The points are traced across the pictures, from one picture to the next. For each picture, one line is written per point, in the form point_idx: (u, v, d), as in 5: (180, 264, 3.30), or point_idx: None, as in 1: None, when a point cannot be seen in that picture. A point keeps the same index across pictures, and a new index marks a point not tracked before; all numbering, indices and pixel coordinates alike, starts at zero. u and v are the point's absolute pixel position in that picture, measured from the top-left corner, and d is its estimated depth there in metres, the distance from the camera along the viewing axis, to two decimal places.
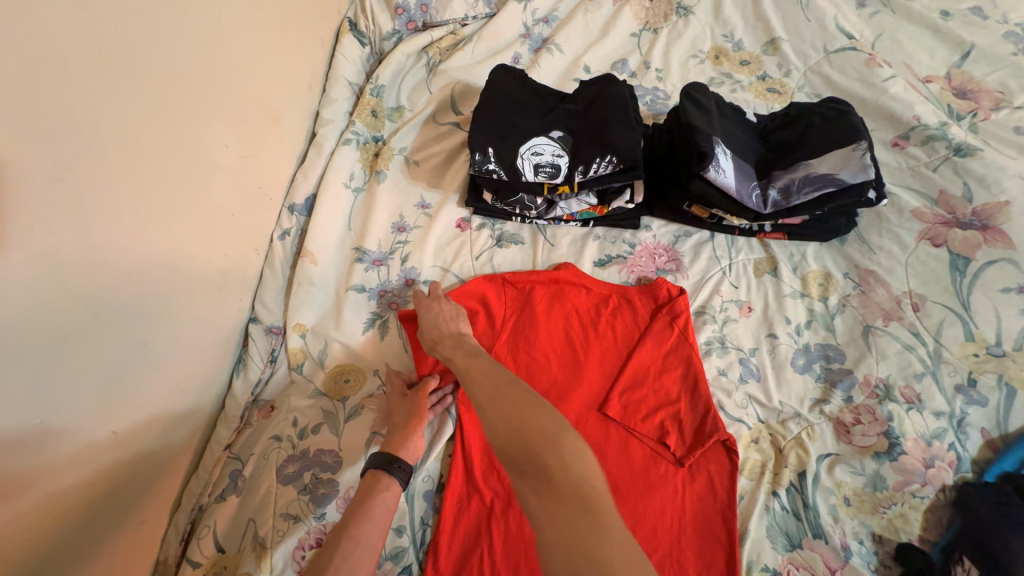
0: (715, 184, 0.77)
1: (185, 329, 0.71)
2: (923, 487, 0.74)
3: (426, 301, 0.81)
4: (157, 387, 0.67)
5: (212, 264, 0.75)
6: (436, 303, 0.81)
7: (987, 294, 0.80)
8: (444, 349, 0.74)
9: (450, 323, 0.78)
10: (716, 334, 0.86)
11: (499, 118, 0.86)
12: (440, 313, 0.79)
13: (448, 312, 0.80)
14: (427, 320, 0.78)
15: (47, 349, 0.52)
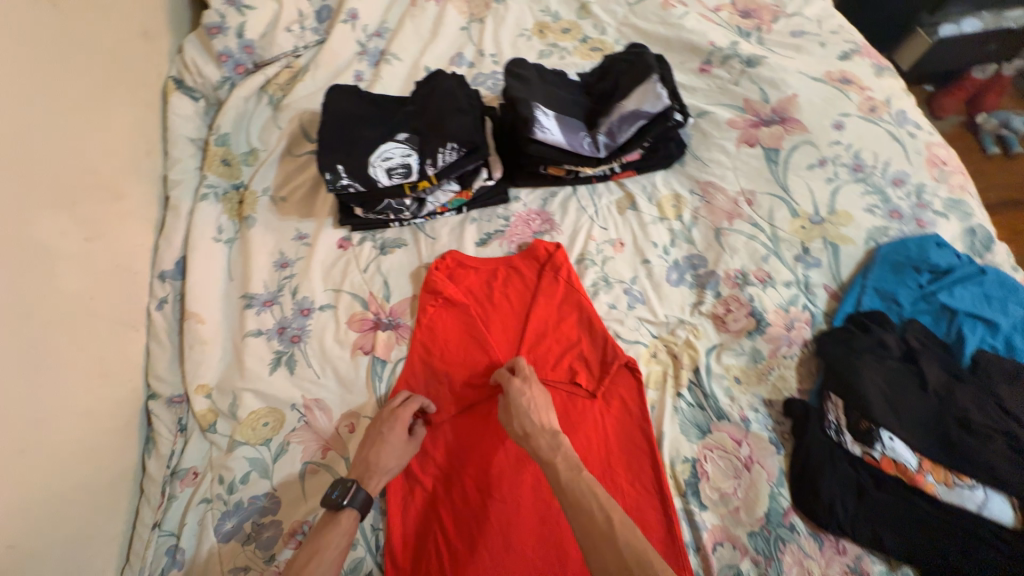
0: (547, 143, 0.85)
1: (70, 423, 0.70)
2: (791, 347, 0.86)
3: (517, 388, 0.77)
4: (55, 489, 0.66)
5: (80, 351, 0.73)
6: (526, 398, 0.76)
7: (798, 174, 0.94)
8: (543, 452, 0.68)
9: (543, 417, 0.74)
10: (599, 275, 0.94)
11: (343, 135, 0.89)
12: (534, 401, 0.75)
13: (540, 403, 0.76)
14: (520, 409, 0.74)
15: None
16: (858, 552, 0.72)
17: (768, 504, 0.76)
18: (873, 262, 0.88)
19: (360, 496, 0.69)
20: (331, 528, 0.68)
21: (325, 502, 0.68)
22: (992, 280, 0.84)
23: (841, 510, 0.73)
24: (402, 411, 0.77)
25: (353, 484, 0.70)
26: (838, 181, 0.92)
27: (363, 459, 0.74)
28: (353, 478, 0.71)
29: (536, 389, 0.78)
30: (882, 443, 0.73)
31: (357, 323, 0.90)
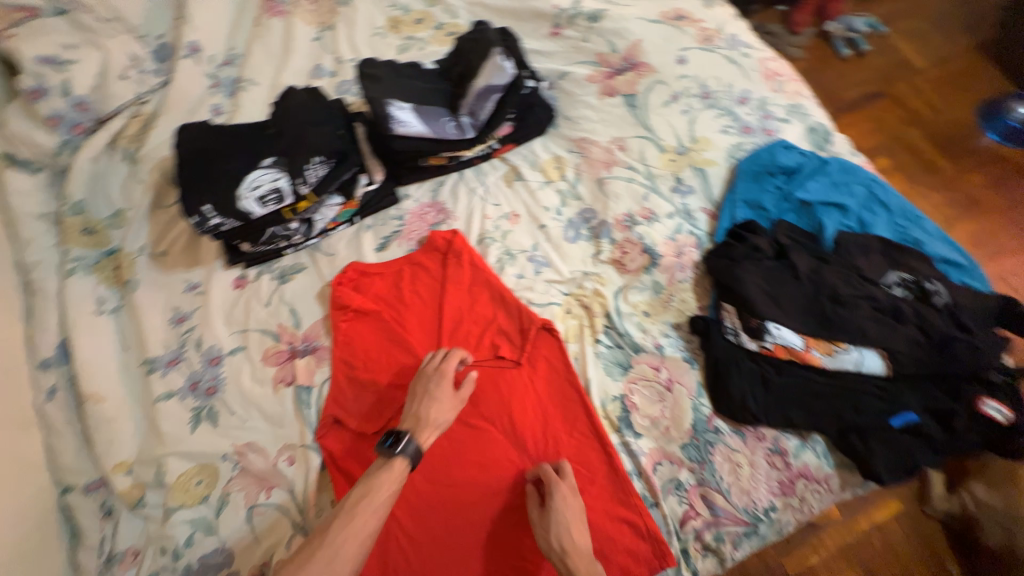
0: (408, 135, 0.87)
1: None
2: (684, 271, 0.93)
3: (559, 497, 0.72)
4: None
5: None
6: (565, 509, 0.72)
7: (657, 112, 1.01)
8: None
9: (582, 536, 0.71)
10: (502, 250, 0.97)
11: (202, 173, 0.85)
12: (569, 514, 0.71)
13: (578, 515, 0.72)
14: (559, 519, 0.71)
15: None
16: (774, 434, 0.80)
17: (692, 415, 0.82)
18: (736, 177, 0.96)
19: (413, 445, 0.73)
20: (383, 471, 0.71)
21: (378, 447, 0.73)
22: (835, 168, 0.95)
23: (753, 402, 0.80)
24: (450, 367, 0.81)
25: (406, 433, 0.74)
26: (692, 111, 1.00)
27: (413, 413, 0.77)
28: (407, 429, 0.75)
29: (573, 497, 0.73)
30: (771, 333, 0.81)
31: (272, 358, 0.87)
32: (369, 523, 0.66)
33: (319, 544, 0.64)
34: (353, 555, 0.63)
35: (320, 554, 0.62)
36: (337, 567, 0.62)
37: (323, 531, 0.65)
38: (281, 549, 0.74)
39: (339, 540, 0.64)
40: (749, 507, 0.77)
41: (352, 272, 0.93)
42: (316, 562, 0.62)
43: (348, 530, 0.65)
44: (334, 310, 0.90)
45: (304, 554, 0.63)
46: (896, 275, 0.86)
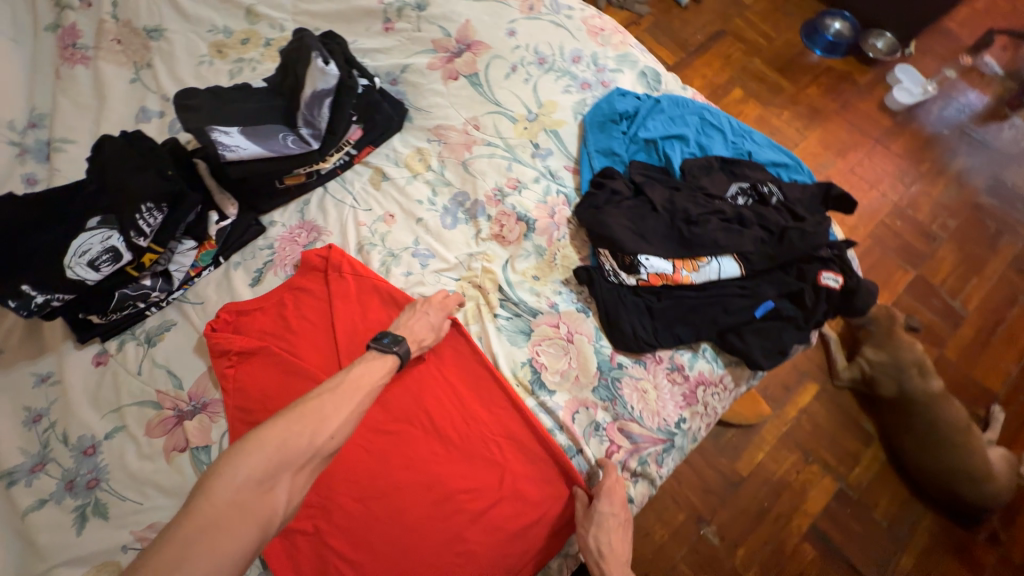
0: (243, 159, 0.85)
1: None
2: (560, 230, 0.97)
3: (603, 513, 0.75)
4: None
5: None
6: (612, 516, 0.75)
7: (501, 86, 1.04)
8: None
9: (619, 549, 0.75)
10: (384, 252, 0.95)
11: (9, 251, 0.75)
12: (609, 530, 0.75)
13: (619, 526, 0.76)
14: (605, 530, 0.75)
15: None
16: (669, 353, 0.87)
17: (596, 359, 0.87)
18: (585, 131, 1.01)
19: (406, 349, 0.78)
20: (378, 360, 0.75)
21: (376, 341, 0.77)
22: (667, 104, 1.03)
23: (643, 331, 0.86)
24: (449, 304, 0.88)
25: (402, 339, 0.79)
26: (533, 78, 1.04)
27: (403, 323, 0.83)
28: (402, 334, 0.81)
29: (619, 509, 0.76)
30: (644, 266, 0.87)
31: (158, 429, 0.80)
32: (368, 394, 0.70)
33: (324, 400, 0.65)
34: (353, 415, 0.66)
35: (323, 405, 0.64)
36: (339, 419, 0.64)
37: (330, 388, 0.67)
38: None
39: (343, 400, 0.67)
40: (662, 425, 0.83)
41: (228, 310, 0.87)
42: (323, 414, 0.64)
43: (351, 393, 0.68)
44: (216, 356, 0.84)
45: (313, 401, 0.65)
46: (736, 187, 0.96)
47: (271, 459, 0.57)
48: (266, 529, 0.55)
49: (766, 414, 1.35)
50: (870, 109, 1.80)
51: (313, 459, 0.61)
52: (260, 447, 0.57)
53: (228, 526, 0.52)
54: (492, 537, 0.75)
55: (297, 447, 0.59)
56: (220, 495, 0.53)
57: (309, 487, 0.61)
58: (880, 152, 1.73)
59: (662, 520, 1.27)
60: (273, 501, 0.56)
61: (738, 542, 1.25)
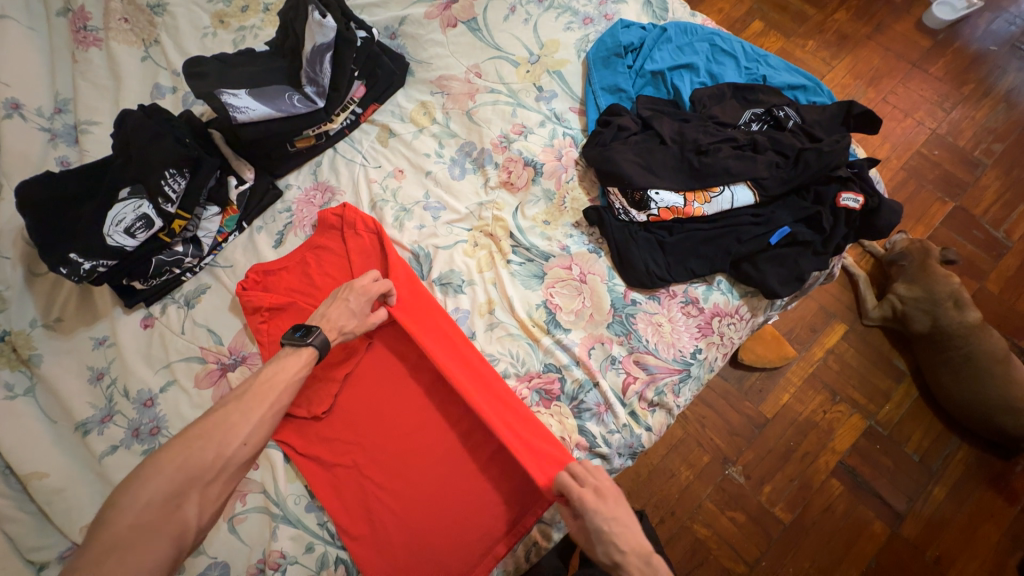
0: (254, 119, 0.88)
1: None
2: (568, 172, 0.97)
3: (593, 512, 0.66)
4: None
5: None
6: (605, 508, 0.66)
7: (500, 29, 1.02)
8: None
9: (632, 541, 0.64)
10: (396, 208, 0.97)
11: (57, 223, 0.82)
12: (612, 522, 0.65)
13: (622, 517, 0.66)
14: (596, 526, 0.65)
15: None
16: (683, 287, 0.88)
17: (609, 296, 0.88)
18: (590, 68, 0.99)
19: (321, 338, 0.76)
20: (291, 358, 0.75)
21: (289, 337, 0.76)
22: (674, 32, 0.99)
23: (655, 266, 0.86)
24: (373, 287, 0.82)
25: (317, 328, 0.77)
26: (533, 18, 1.02)
27: (323, 313, 0.80)
28: (318, 324, 0.78)
29: (612, 500, 0.67)
30: (653, 201, 0.87)
31: (205, 381, 0.87)
32: (280, 395, 0.72)
33: (227, 413, 0.68)
34: (261, 421, 0.69)
35: (227, 418, 0.67)
36: (244, 429, 0.67)
37: (233, 400, 0.70)
38: (272, 543, 0.76)
39: (247, 409, 0.69)
40: (678, 356, 0.85)
41: (258, 267, 0.92)
42: (226, 427, 0.66)
43: (255, 401, 0.70)
44: (246, 313, 0.89)
45: (215, 417, 0.67)
46: (749, 113, 0.92)
47: (173, 479, 0.61)
48: (180, 540, 0.60)
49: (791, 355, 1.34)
50: (907, 30, 1.66)
51: (221, 471, 0.65)
52: (161, 469, 0.61)
53: (136, 545, 0.57)
54: (491, 487, 0.78)
55: (201, 463, 0.63)
56: (122, 520, 0.57)
57: (224, 498, 0.65)
58: (917, 76, 1.61)
59: (687, 461, 1.30)
60: (182, 517, 0.60)
61: (763, 480, 1.27)
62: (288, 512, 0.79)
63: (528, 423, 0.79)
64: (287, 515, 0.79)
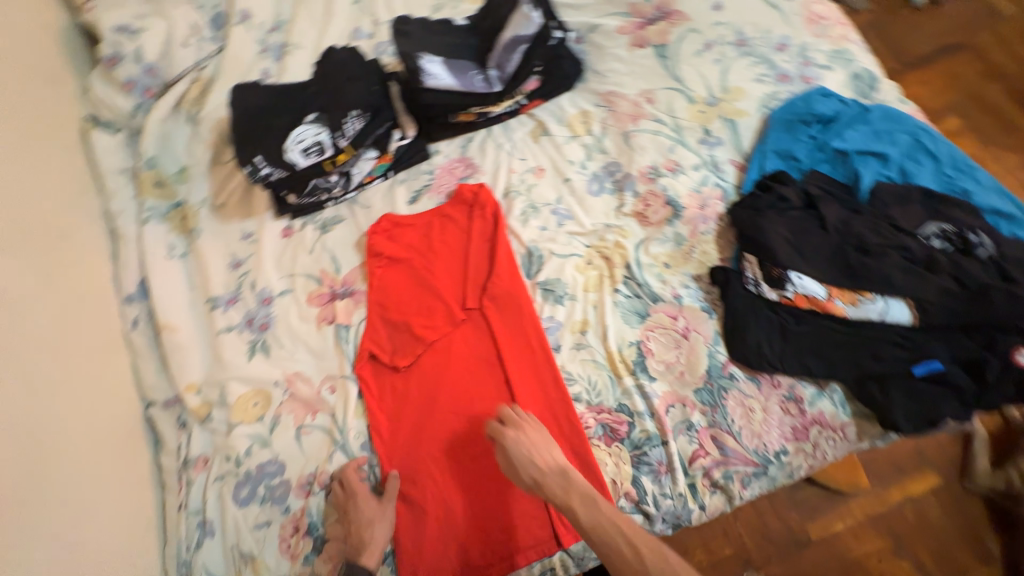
0: (439, 88, 0.95)
1: (62, 428, 0.78)
2: (708, 223, 0.93)
3: (512, 440, 0.76)
4: (69, 486, 0.75)
5: (60, 368, 0.82)
6: (525, 446, 0.75)
7: (689, 63, 1.00)
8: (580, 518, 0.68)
9: (547, 461, 0.74)
10: (527, 203, 1.00)
11: (252, 128, 0.95)
12: (533, 448, 0.75)
13: (539, 444, 0.76)
14: (522, 459, 0.74)
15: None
16: (790, 382, 0.82)
17: (707, 362, 0.84)
18: (769, 127, 0.94)
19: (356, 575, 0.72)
20: None
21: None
22: (878, 116, 0.91)
23: (768, 349, 0.81)
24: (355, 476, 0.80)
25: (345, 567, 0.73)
26: (725, 60, 0.99)
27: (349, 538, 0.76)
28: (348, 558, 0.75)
29: (531, 433, 0.77)
30: (792, 283, 0.81)
31: (316, 299, 0.97)
32: None
33: None
34: None
35: None
36: None
37: None
38: (326, 464, 0.83)
39: None
40: (760, 449, 0.79)
41: (392, 215, 1.00)
42: None
43: None
44: (366, 254, 0.98)
45: None
46: (935, 227, 0.82)
47: None
48: None
49: (861, 486, 1.21)
50: None
51: None
52: None
53: None
54: (527, 501, 0.79)
55: None
56: None
57: None
58: None
59: (706, 545, 1.21)
60: None
61: None
62: (346, 445, 0.85)
63: (574, 441, 0.82)
64: (345, 446, 0.85)
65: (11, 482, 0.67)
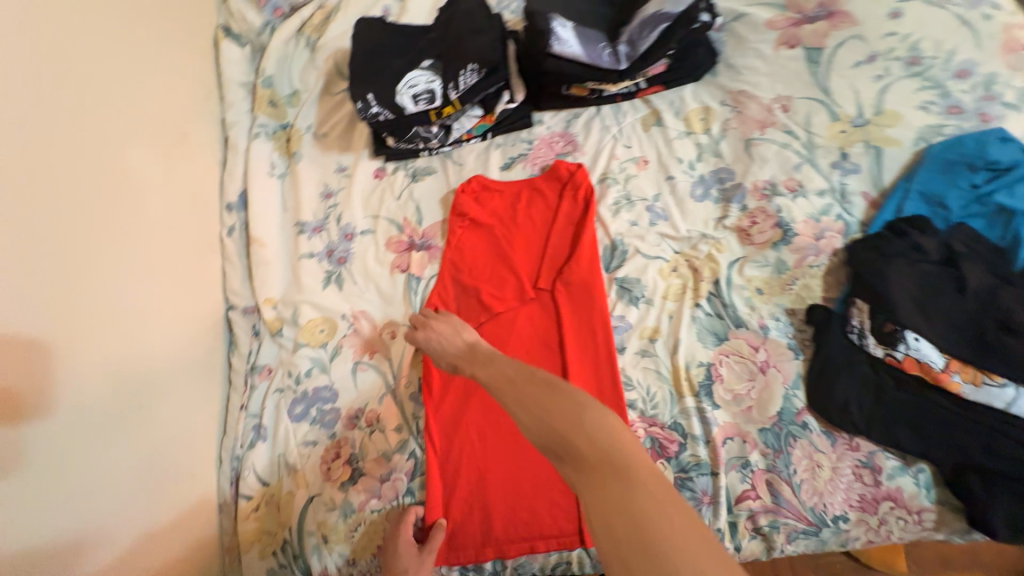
0: (565, 56, 0.89)
1: (158, 312, 0.86)
2: (819, 257, 0.84)
3: (422, 337, 0.81)
4: (158, 364, 0.83)
5: (165, 257, 0.90)
6: (430, 334, 0.81)
7: (843, 74, 0.88)
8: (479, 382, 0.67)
9: (455, 343, 0.78)
10: (621, 193, 0.95)
11: (368, 66, 0.98)
12: (442, 336, 0.80)
13: (445, 331, 0.81)
14: (434, 349, 0.79)
15: (75, 338, 0.71)
16: (872, 448, 0.74)
17: (781, 404, 0.78)
18: (921, 163, 0.82)
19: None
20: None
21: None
22: None
23: (855, 408, 0.74)
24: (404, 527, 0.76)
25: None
26: (888, 78, 0.86)
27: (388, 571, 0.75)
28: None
29: (439, 325, 0.82)
30: (906, 344, 0.72)
31: (394, 245, 0.98)
32: None
33: None
34: None
35: None
36: None
37: None
38: (375, 403, 0.86)
39: None
40: (817, 509, 0.74)
41: (483, 177, 0.99)
42: None
43: None
44: (451, 210, 0.98)
45: None
46: None
47: None
48: None
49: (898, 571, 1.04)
50: None
51: None
52: None
53: None
54: (562, 495, 0.79)
55: None
56: None
57: None
58: None
59: None
60: None
61: None
62: (396, 389, 0.87)
63: None
64: (394, 391, 0.87)
65: (110, 348, 0.76)
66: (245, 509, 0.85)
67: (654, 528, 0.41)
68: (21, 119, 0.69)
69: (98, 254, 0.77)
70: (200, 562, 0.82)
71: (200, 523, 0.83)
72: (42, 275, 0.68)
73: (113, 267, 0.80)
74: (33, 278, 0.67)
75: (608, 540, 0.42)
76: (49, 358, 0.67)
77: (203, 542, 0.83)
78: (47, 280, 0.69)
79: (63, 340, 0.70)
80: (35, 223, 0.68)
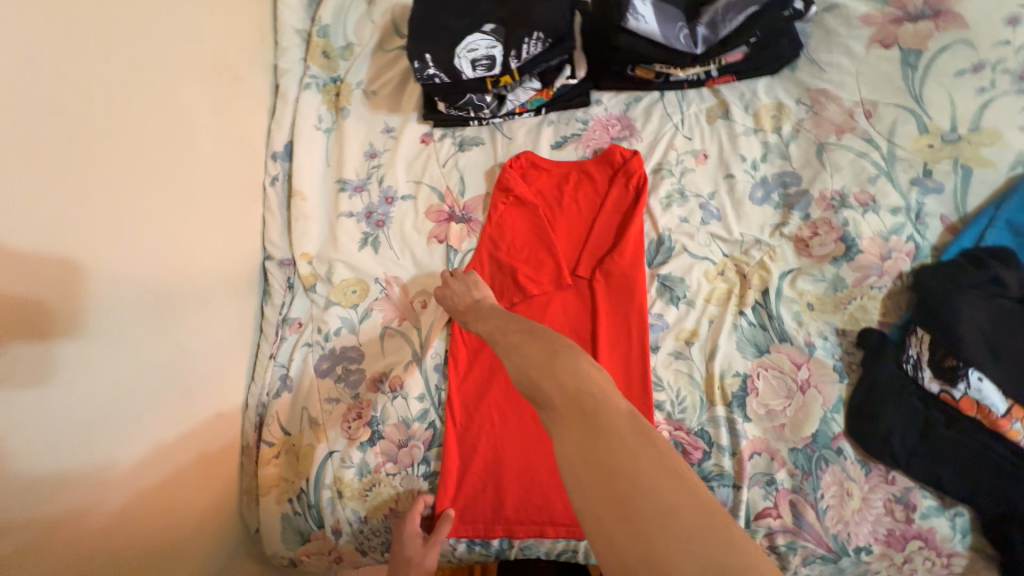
0: (639, 33, 0.84)
1: (199, 253, 0.86)
2: (881, 278, 0.79)
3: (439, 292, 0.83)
4: (195, 305, 0.84)
5: (211, 200, 0.90)
6: (447, 289, 0.82)
7: (940, 82, 0.81)
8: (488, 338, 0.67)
9: (470, 300, 0.79)
10: (675, 187, 0.90)
11: (429, 24, 0.94)
12: (457, 294, 0.81)
13: (463, 288, 0.81)
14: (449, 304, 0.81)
15: (119, 271, 0.72)
16: (908, 485, 0.71)
17: (818, 426, 0.75)
18: (1014, 191, 0.76)
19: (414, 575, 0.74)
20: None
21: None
22: None
23: (899, 442, 0.70)
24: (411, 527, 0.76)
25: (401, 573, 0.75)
26: (993, 91, 0.78)
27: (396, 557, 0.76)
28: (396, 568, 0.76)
29: (456, 280, 0.83)
30: (968, 382, 0.68)
31: (433, 214, 0.96)
32: None
33: None
34: None
35: None
36: None
37: None
38: (399, 369, 0.86)
39: None
40: (841, 539, 0.71)
41: (532, 154, 0.96)
42: None
43: None
44: (495, 184, 0.95)
45: None
46: None
47: None
48: None
49: None
50: None
51: None
52: None
53: None
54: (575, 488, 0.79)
55: None
56: None
57: None
58: None
59: None
60: None
61: None
62: (422, 358, 0.87)
63: None
64: (420, 359, 0.87)
65: (153, 284, 0.77)
66: (266, 454, 0.87)
67: (617, 466, 0.40)
68: (82, 46, 0.68)
69: (150, 191, 0.77)
70: (221, 499, 0.85)
71: (223, 462, 0.86)
72: (92, 205, 0.68)
73: (163, 204, 0.80)
74: (87, 207, 0.67)
75: (572, 476, 0.42)
76: (97, 288, 0.68)
77: (226, 479, 0.86)
78: (99, 210, 0.69)
79: (106, 272, 0.70)
80: (91, 151, 0.68)
